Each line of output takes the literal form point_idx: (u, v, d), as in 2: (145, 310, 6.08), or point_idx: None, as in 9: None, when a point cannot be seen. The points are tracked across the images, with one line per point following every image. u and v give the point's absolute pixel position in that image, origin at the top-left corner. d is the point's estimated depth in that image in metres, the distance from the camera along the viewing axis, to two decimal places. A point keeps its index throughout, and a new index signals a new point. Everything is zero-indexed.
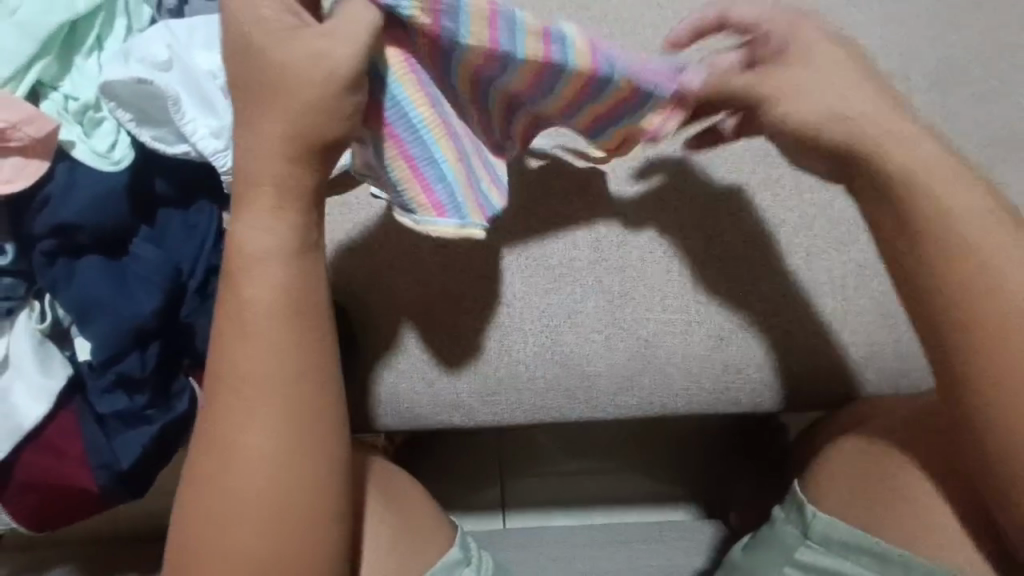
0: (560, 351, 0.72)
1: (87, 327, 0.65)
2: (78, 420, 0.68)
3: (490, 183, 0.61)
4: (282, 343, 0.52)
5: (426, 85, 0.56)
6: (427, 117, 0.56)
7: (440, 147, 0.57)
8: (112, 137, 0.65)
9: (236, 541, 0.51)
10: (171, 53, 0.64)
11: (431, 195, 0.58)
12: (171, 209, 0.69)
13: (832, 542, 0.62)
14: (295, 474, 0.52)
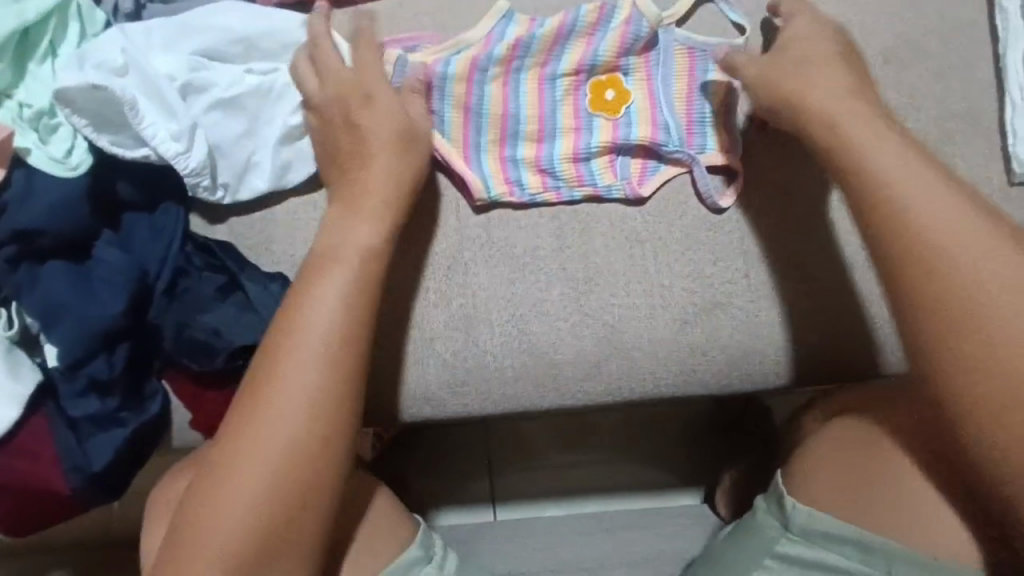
0: (527, 340, 0.73)
1: (53, 331, 0.66)
2: (51, 425, 0.68)
3: (574, 67, 0.74)
4: (325, 371, 0.57)
5: (504, 94, 0.74)
6: (528, 101, 0.74)
7: (558, 108, 0.74)
8: (68, 142, 0.66)
9: (227, 522, 0.54)
10: (127, 58, 0.66)
11: (540, 123, 0.74)
12: (137, 212, 0.69)
13: (813, 533, 0.65)
14: (294, 489, 0.55)
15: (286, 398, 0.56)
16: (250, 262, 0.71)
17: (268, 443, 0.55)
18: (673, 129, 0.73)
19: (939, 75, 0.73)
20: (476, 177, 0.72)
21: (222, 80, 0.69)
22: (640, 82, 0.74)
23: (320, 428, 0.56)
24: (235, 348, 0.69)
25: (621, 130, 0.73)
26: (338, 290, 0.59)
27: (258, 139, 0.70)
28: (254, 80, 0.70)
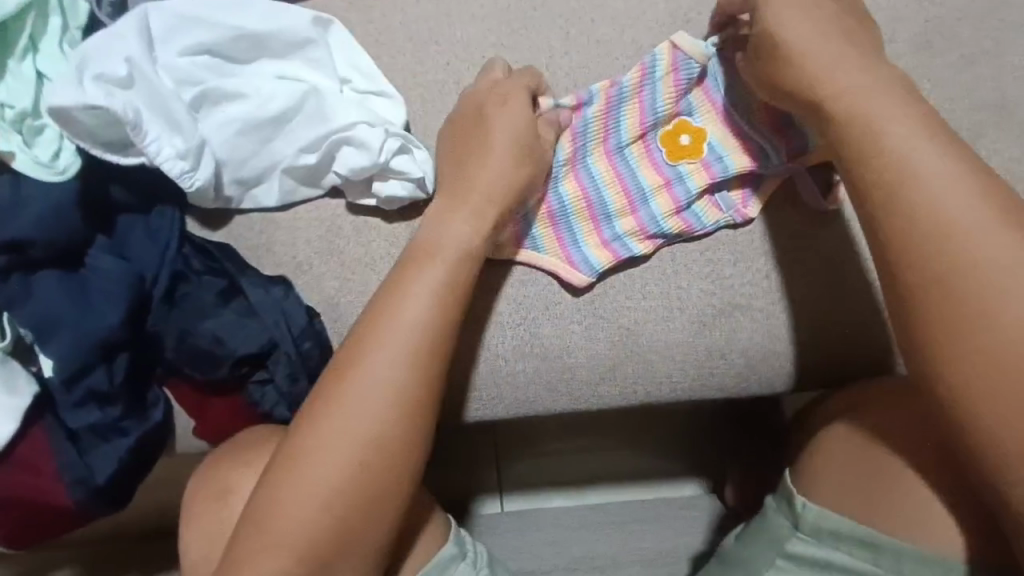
0: (540, 344, 0.70)
1: (49, 342, 0.63)
2: (51, 436, 0.66)
3: (641, 116, 0.69)
4: (420, 367, 0.56)
5: (576, 157, 0.71)
6: (603, 170, 0.70)
7: (639, 164, 0.70)
8: (56, 144, 0.62)
9: (300, 515, 0.52)
10: (132, 69, 0.62)
11: (625, 193, 0.70)
12: (132, 215, 0.67)
13: (823, 531, 0.61)
14: (377, 483, 0.54)
15: (366, 393, 0.55)
16: (251, 265, 0.68)
17: (353, 437, 0.54)
18: (771, 151, 0.68)
19: (970, 63, 0.67)
20: (584, 267, 0.69)
21: (229, 85, 0.67)
22: (709, 115, 0.70)
23: (408, 418, 0.55)
24: (238, 356, 0.66)
25: (714, 168, 0.69)
26: (432, 282, 0.59)
27: (266, 148, 0.68)
28: (264, 85, 0.68)
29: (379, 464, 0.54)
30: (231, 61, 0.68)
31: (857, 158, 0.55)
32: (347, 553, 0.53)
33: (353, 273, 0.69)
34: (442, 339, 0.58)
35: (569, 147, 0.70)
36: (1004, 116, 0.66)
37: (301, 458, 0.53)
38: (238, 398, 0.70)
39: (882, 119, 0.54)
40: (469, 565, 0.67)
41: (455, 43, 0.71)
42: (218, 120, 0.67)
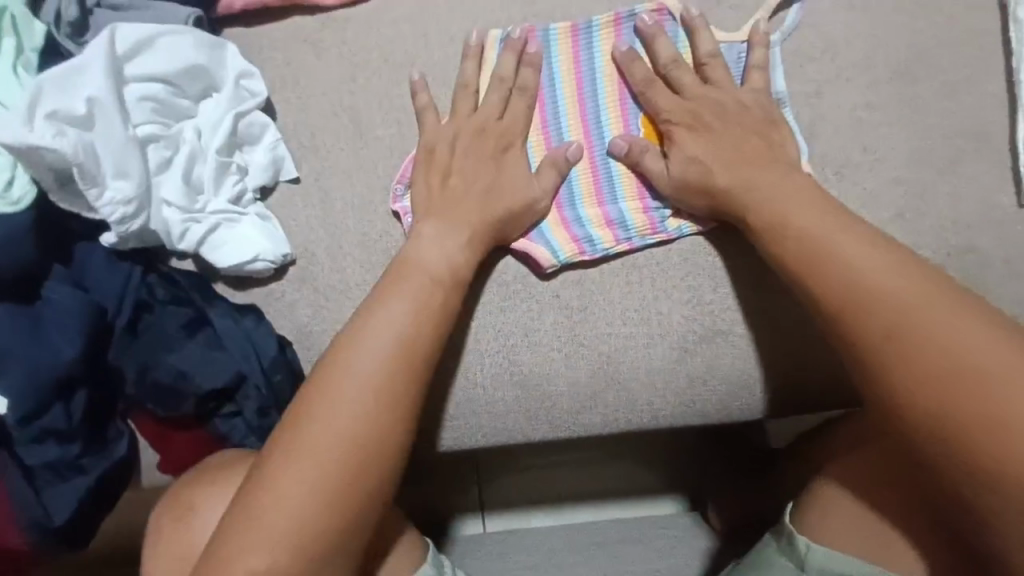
0: (520, 371, 0.69)
1: (0, 381, 0.59)
2: (4, 475, 0.63)
3: (615, 93, 0.68)
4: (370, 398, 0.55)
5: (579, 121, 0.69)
6: (575, 140, 0.68)
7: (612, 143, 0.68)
8: (8, 173, 0.57)
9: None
10: (93, 106, 0.58)
11: (592, 167, 0.68)
12: (91, 242, 0.64)
13: (829, 574, 0.61)
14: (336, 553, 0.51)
15: (318, 465, 0.52)
16: (219, 294, 0.66)
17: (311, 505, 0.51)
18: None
19: (947, 89, 0.67)
20: (541, 246, 0.67)
21: (191, 129, 0.65)
22: None
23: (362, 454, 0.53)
24: (205, 390, 0.63)
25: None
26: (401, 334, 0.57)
27: (204, 194, 0.64)
28: (228, 123, 0.65)
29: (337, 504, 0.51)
30: (179, 99, 0.64)
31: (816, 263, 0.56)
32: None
33: (327, 300, 0.67)
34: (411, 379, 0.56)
35: (560, 110, 0.69)
36: (982, 142, 0.66)
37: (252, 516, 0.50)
38: (205, 432, 0.67)
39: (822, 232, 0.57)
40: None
41: (432, 66, 0.70)
42: (159, 160, 0.63)
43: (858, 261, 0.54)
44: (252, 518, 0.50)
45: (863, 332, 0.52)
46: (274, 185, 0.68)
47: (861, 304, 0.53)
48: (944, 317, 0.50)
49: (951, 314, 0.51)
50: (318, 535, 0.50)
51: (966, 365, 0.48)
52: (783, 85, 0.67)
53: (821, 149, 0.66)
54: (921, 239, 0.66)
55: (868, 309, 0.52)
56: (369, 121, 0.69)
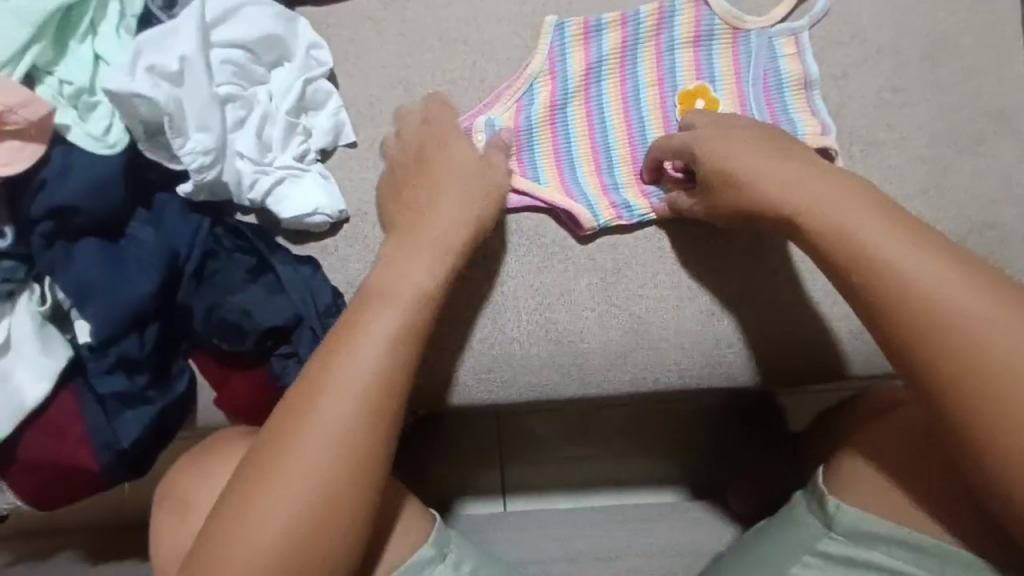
0: (554, 329, 0.73)
1: (86, 308, 0.65)
2: (79, 400, 0.68)
3: (655, 71, 0.73)
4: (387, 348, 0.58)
5: (622, 98, 0.74)
6: (615, 114, 0.74)
7: (651, 119, 0.73)
8: (107, 121, 0.64)
9: (274, 506, 0.54)
10: (183, 64, 0.65)
11: (630, 141, 0.74)
12: (167, 193, 0.70)
13: (860, 534, 0.60)
14: (331, 523, 0.54)
15: (331, 408, 0.56)
16: (280, 245, 0.72)
17: (309, 484, 0.54)
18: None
19: (969, 74, 0.71)
20: (583, 207, 0.72)
21: (264, 93, 0.71)
22: (730, 89, 0.72)
23: (373, 401, 0.57)
24: (265, 329, 0.69)
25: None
26: (391, 322, 0.59)
27: (273, 151, 0.71)
28: (299, 88, 0.72)
29: (354, 441, 0.56)
30: (256, 66, 0.71)
31: (836, 248, 0.55)
32: (330, 535, 0.54)
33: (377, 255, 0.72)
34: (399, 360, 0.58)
35: (602, 86, 0.74)
36: (1003, 124, 0.70)
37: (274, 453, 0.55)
38: (259, 374, 0.72)
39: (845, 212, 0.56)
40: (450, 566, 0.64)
41: (483, 44, 0.75)
42: (235, 119, 0.69)
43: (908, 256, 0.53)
44: (276, 453, 0.55)
45: (918, 328, 0.52)
46: (332, 149, 0.74)
47: (912, 300, 0.52)
48: (957, 300, 0.51)
49: (962, 291, 0.51)
50: (336, 474, 0.55)
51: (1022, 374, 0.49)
52: (815, 68, 0.71)
53: (846, 128, 0.71)
54: (942, 214, 0.69)
55: (915, 300, 0.52)
56: (423, 93, 0.75)
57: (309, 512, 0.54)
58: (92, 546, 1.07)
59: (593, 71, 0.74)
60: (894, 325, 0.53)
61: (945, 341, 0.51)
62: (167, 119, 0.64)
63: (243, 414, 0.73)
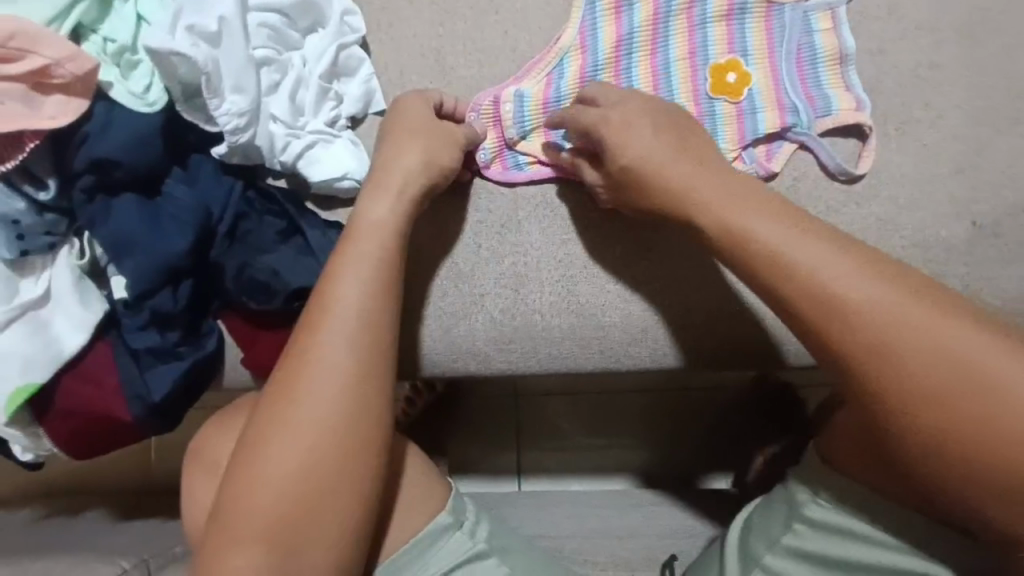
0: (577, 301, 0.74)
1: (123, 262, 0.67)
2: (114, 352, 0.70)
3: (687, 45, 0.72)
4: (378, 309, 0.61)
5: (652, 71, 0.73)
6: (644, 86, 0.72)
7: (680, 93, 0.72)
8: (147, 79, 0.66)
9: (288, 454, 0.56)
10: (221, 26, 0.67)
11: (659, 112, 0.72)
12: (203, 154, 0.72)
13: (847, 498, 0.60)
14: (343, 478, 0.56)
15: (334, 365, 0.58)
16: (309, 210, 0.73)
17: (316, 444, 0.56)
18: (802, 110, 0.69)
19: (1010, 52, 0.69)
20: None
21: (298, 58, 0.72)
22: (762, 64, 0.71)
23: (370, 358, 0.59)
24: (292, 290, 0.70)
25: (746, 120, 0.70)
26: (363, 283, 0.60)
27: (305, 116, 0.72)
28: (331, 54, 0.73)
29: (361, 397, 0.58)
30: (291, 31, 0.72)
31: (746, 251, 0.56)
32: (347, 485, 0.57)
33: None
34: (380, 324, 0.60)
35: (633, 59, 0.73)
36: None
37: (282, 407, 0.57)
38: (284, 334, 0.74)
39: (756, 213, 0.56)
40: (465, 536, 0.63)
41: (515, 15, 0.76)
42: (269, 83, 0.71)
43: (811, 260, 0.53)
44: (288, 407, 0.57)
45: (832, 334, 0.52)
46: (363, 117, 0.75)
47: (819, 306, 0.52)
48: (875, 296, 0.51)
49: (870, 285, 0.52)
50: (353, 427, 0.57)
51: (935, 357, 0.50)
52: (851, 42, 0.69)
53: (881, 105, 0.70)
54: (969, 195, 0.69)
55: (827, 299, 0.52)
56: (453, 63, 0.76)
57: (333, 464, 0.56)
58: (120, 506, 1.11)
59: (625, 44, 0.73)
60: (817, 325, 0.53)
61: (853, 343, 0.51)
62: (204, 79, 0.65)
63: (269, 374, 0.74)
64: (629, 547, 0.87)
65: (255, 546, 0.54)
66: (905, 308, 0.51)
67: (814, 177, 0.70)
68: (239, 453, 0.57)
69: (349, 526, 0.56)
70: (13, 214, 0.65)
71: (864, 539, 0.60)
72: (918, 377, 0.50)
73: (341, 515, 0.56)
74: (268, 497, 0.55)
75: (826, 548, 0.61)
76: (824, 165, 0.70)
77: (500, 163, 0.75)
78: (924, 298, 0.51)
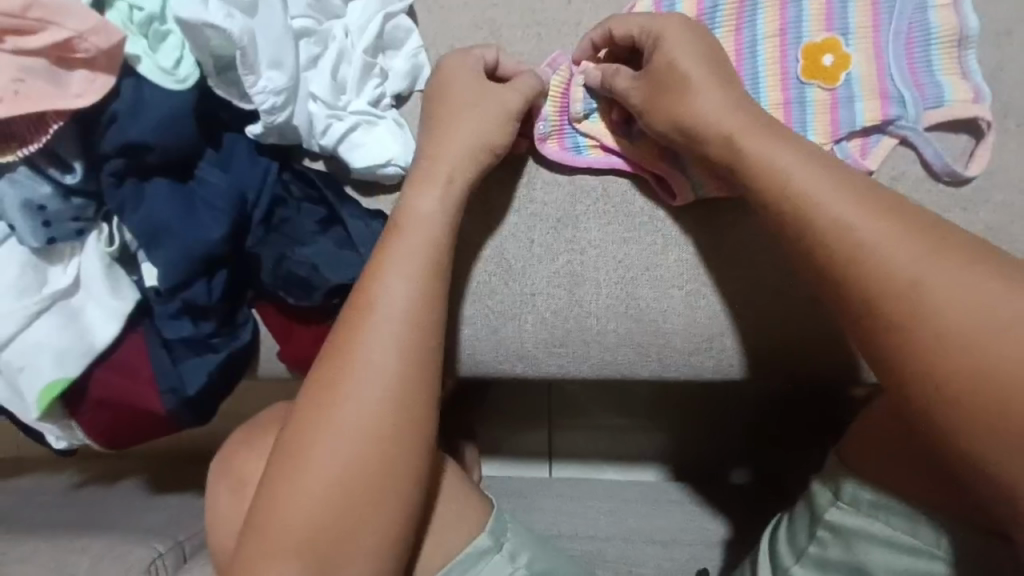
0: (636, 305, 0.68)
1: (154, 251, 0.63)
2: (146, 344, 0.67)
3: (778, 19, 0.64)
4: (429, 315, 0.56)
5: (736, 47, 0.64)
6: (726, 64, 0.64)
7: (767, 75, 0.63)
8: (177, 52, 0.60)
9: (332, 471, 0.52)
10: None
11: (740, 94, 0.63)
12: (237, 133, 0.66)
13: (863, 499, 0.55)
14: (388, 499, 0.53)
15: (382, 375, 0.54)
16: (349, 197, 0.68)
17: (363, 461, 0.52)
18: (909, 101, 0.61)
19: None
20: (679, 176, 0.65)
21: (339, 30, 0.66)
22: (864, 44, 0.62)
23: (420, 368, 0.55)
24: (332, 286, 0.65)
25: (842, 109, 0.62)
26: (412, 284, 0.56)
27: (347, 94, 0.65)
28: (376, 25, 0.66)
29: (408, 411, 0.54)
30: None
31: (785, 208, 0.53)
32: (393, 508, 0.53)
33: None
34: (433, 331, 0.56)
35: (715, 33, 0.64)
36: None
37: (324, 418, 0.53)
38: (324, 329, 0.69)
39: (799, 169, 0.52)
40: (503, 558, 0.61)
41: None
42: (308, 57, 0.64)
43: (832, 205, 0.51)
44: (332, 420, 0.53)
45: (864, 297, 0.49)
46: (408, 94, 0.68)
47: (873, 283, 0.48)
48: (925, 270, 0.47)
49: (927, 260, 0.48)
50: (402, 445, 0.53)
51: (957, 314, 0.46)
52: (975, 21, 0.60)
53: (1003, 97, 0.61)
54: None
55: (868, 269, 0.49)
56: (509, 37, 0.69)
57: (378, 485, 0.52)
58: (151, 474, 1.10)
59: (707, 16, 0.64)
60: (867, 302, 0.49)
61: (898, 312, 0.48)
62: (240, 53, 0.59)
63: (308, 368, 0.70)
64: (673, 557, 0.83)
65: (293, 564, 0.51)
66: (934, 263, 0.47)
67: (917, 177, 0.62)
68: (278, 466, 0.53)
69: (393, 550, 0.53)
70: (38, 199, 0.60)
71: (892, 548, 0.53)
72: (932, 341, 0.46)
73: (386, 537, 0.53)
74: (310, 518, 0.52)
75: (846, 552, 0.55)
76: (928, 165, 0.62)
77: (558, 142, 0.68)
78: (965, 262, 0.47)
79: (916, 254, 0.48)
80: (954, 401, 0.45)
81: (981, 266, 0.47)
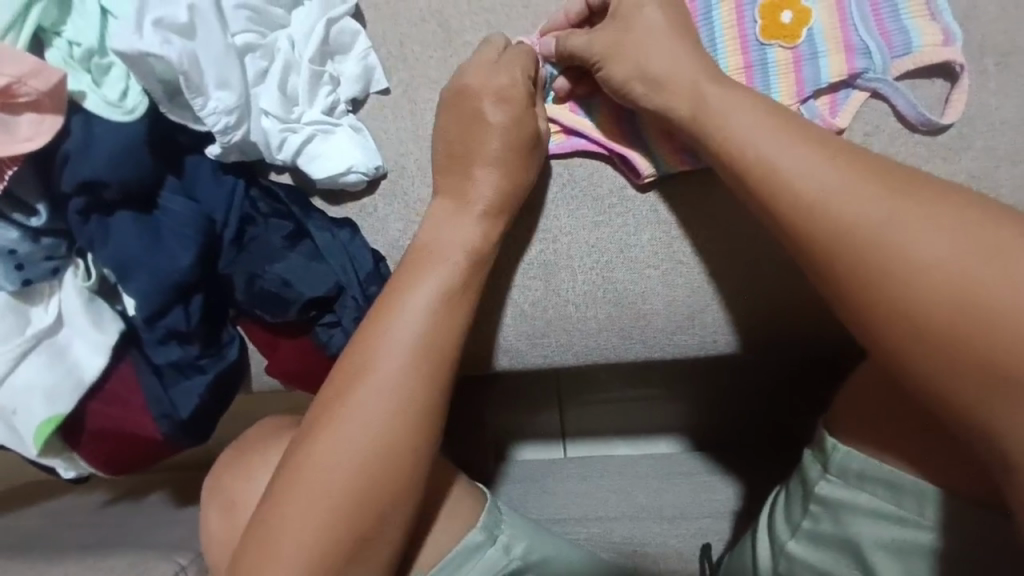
0: (614, 289, 0.67)
1: (128, 282, 0.63)
2: (135, 373, 0.68)
3: None
4: (400, 323, 0.56)
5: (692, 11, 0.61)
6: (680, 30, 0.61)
7: (725, 39, 0.60)
8: (122, 84, 0.60)
9: (321, 487, 0.52)
10: (194, 15, 0.60)
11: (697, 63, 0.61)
12: (198, 155, 0.66)
13: (849, 472, 0.55)
14: (370, 510, 0.53)
15: (362, 387, 0.54)
16: (316, 208, 0.68)
17: (343, 473, 0.53)
18: (875, 52, 0.58)
19: None
20: (640, 151, 0.64)
21: (284, 41, 0.65)
22: None
23: (395, 377, 0.55)
24: (307, 299, 0.65)
25: (806, 67, 0.59)
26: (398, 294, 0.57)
27: (300, 105, 0.65)
28: (320, 31, 0.65)
29: (387, 422, 0.54)
30: (272, 7, 0.65)
31: (753, 180, 0.51)
32: (381, 517, 0.53)
33: (397, 225, 0.68)
34: (407, 336, 0.56)
35: None
36: None
37: (311, 434, 0.54)
38: (307, 340, 0.69)
39: (775, 138, 0.51)
40: (498, 550, 0.62)
41: None
42: (256, 72, 0.64)
43: (796, 164, 0.49)
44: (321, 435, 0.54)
45: (844, 263, 0.47)
46: (364, 97, 0.68)
47: (852, 250, 0.47)
48: (908, 229, 0.45)
49: (912, 223, 0.45)
50: (384, 456, 0.53)
51: (932, 258, 0.44)
52: None
53: (973, 38, 0.59)
54: None
55: (841, 236, 0.47)
56: (459, 27, 0.68)
57: (363, 496, 0.53)
58: (175, 485, 1.14)
59: None
60: (844, 268, 0.47)
61: (883, 281, 0.45)
62: (184, 77, 0.58)
63: (298, 380, 0.70)
64: (678, 533, 0.83)
65: None
66: (907, 214, 0.46)
67: (892, 131, 0.59)
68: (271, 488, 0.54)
69: (385, 558, 0.54)
70: (7, 244, 0.62)
71: (879, 515, 0.54)
72: (914, 300, 0.44)
73: (377, 546, 0.53)
74: (300, 537, 0.51)
75: (835, 526, 0.56)
76: (903, 116, 0.59)
77: None
78: (936, 202, 0.46)
79: (894, 216, 0.46)
80: (930, 344, 0.44)
81: (953, 204, 0.45)
